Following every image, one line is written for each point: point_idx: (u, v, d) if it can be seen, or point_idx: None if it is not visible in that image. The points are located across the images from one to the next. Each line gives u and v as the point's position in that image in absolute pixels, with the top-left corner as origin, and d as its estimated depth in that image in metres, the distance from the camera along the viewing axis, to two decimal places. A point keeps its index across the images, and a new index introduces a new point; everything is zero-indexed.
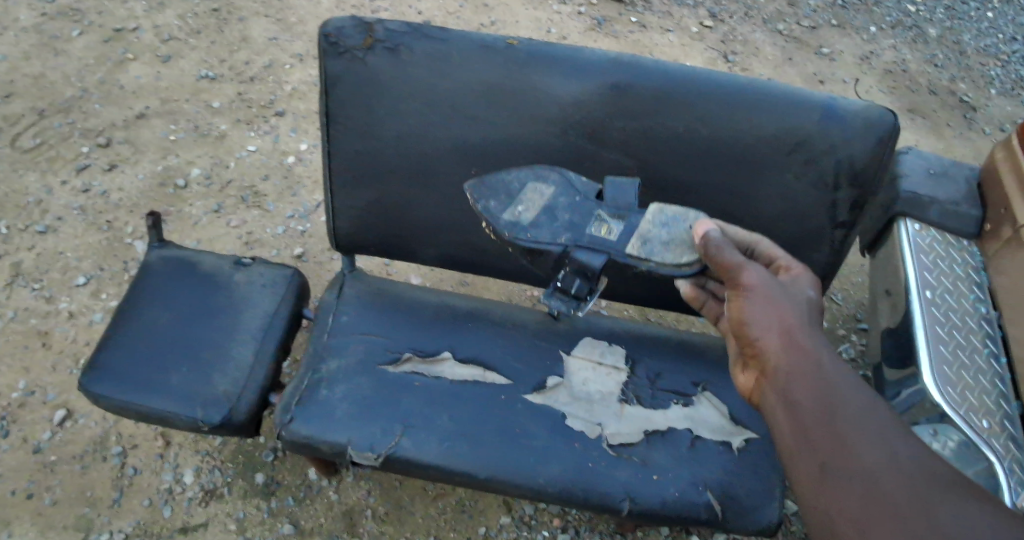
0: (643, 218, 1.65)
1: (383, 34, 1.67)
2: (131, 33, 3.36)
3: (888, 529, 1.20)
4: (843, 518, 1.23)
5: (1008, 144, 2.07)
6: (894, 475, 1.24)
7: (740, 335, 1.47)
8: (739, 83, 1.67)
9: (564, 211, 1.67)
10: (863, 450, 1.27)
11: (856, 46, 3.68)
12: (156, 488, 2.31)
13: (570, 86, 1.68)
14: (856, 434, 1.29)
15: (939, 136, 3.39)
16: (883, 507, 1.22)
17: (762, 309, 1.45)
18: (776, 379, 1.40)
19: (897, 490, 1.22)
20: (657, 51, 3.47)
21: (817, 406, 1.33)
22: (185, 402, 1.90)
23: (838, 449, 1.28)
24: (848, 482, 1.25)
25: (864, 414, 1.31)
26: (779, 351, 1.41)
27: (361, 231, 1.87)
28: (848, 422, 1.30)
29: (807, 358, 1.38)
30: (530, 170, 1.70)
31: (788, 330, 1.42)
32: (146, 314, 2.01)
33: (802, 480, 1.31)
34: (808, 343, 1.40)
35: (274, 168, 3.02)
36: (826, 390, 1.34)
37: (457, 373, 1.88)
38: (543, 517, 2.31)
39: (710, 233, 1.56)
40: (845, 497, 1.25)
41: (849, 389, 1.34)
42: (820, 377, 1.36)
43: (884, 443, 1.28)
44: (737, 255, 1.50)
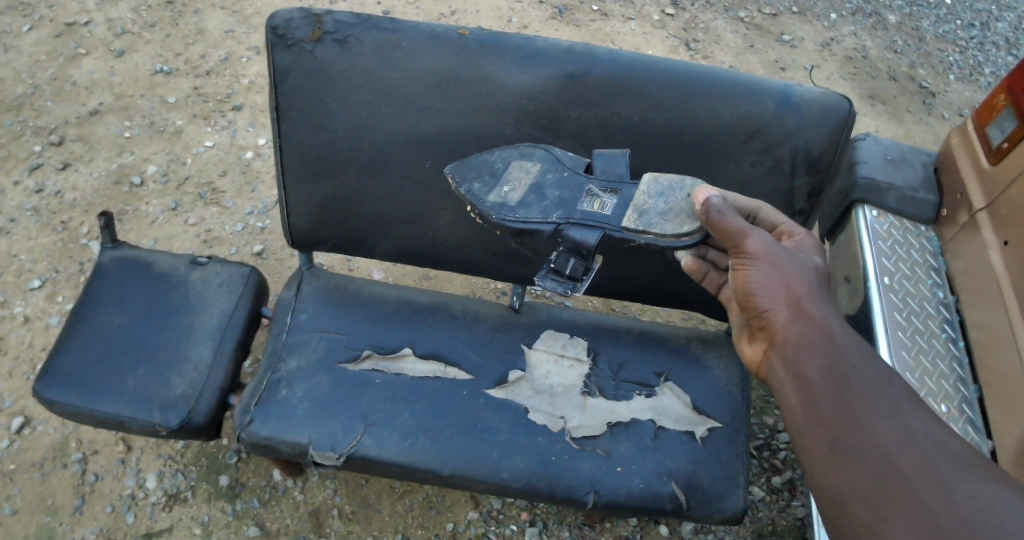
0: (637, 189, 1.64)
1: (332, 26, 1.64)
2: (82, 27, 3.28)
3: (900, 507, 1.17)
4: (854, 494, 1.21)
5: (964, 129, 2.09)
6: (908, 451, 1.21)
7: (747, 306, 1.44)
8: (694, 71, 1.67)
9: (553, 188, 1.66)
10: (876, 426, 1.25)
11: (817, 33, 3.69)
12: (118, 494, 2.26)
13: (524, 75, 1.66)
14: (867, 409, 1.26)
15: (899, 121, 3.42)
16: (895, 485, 1.19)
17: (769, 279, 1.42)
18: (785, 351, 1.37)
19: (911, 467, 1.20)
20: (619, 39, 3.46)
21: (826, 380, 1.31)
22: (142, 405, 1.86)
23: (850, 425, 1.26)
24: (858, 459, 1.23)
25: (876, 388, 1.28)
26: (787, 322, 1.38)
27: (316, 227, 1.84)
28: (860, 398, 1.28)
29: (815, 328, 1.36)
30: (513, 148, 1.68)
31: (795, 299, 1.39)
32: (100, 316, 1.96)
33: (811, 456, 1.28)
34: (817, 314, 1.38)
35: (232, 164, 2.96)
36: (836, 362, 1.32)
37: (418, 370, 1.85)
38: (512, 510, 2.29)
39: (710, 197, 1.53)
40: (855, 473, 1.22)
41: (860, 362, 1.32)
42: (830, 349, 1.33)
43: (896, 417, 1.25)
44: (741, 222, 1.47)
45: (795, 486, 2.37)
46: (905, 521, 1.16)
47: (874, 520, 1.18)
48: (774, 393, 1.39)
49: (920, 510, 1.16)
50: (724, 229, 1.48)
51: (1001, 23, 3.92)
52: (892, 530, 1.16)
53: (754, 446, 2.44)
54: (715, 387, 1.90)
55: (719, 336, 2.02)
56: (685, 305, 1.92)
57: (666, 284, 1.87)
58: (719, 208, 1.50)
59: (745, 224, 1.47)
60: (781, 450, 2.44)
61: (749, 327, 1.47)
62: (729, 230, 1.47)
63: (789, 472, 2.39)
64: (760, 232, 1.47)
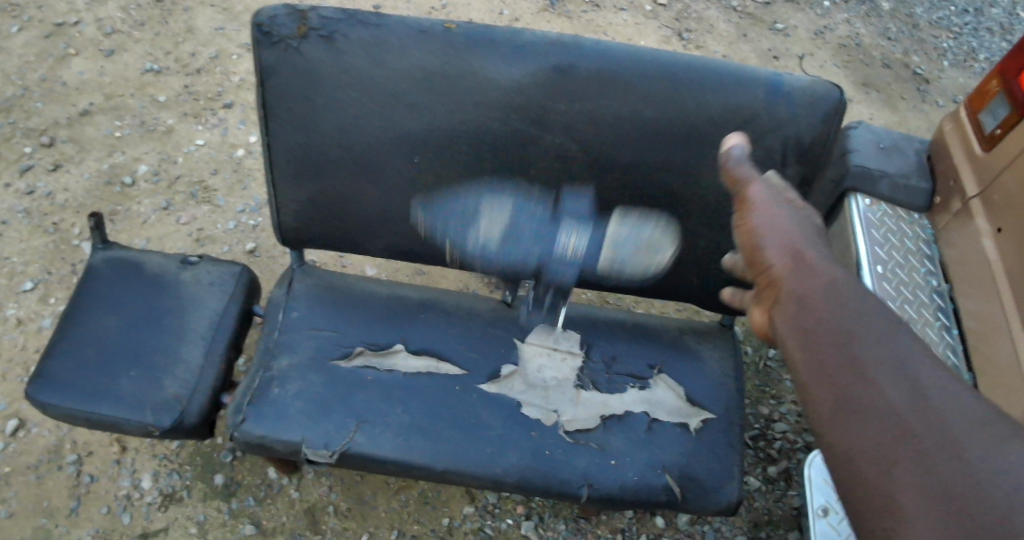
0: (606, 231, 1.74)
1: (318, 22, 1.61)
2: (72, 27, 3.26)
3: (914, 470, 1.00)
4: (862, 456, 1.04)
5: (956, 115, 2.07)
6: (923, 408, 1.03)
7: (748, 256, 1.30)
8: (684, 62, 1.64)
9: (529, 226, 1.73)
10: (884, 380, 1.07)
11: (810, 21, 3.68)
12: (114, 495, 2.25)
13: (511, 70, 1.64)
14: (875, 362, 1.09)
15: (893, 109, 3.41)
16: (908, 446, 1.01)
17: (768, 227, 1.29)
18: (785, 302, 1.21)
19: (924, 425, 1.02)
20: (611, 31, 3.45)
21: (830, 332, 1.14)
22: (134, 407, 1.85)
23: (855, 379, 1.09)
24: (865, 417, 1.06)
25: (885, 340, 1.11)
26: (788, 273, 1.23)
27: (306, 226, 1.86)
28: (866, 350, 1.10)
29: (818, 279, 1.20)
30: (479, 190, 1.76)
31: (796, 250, 1.25)
32: (91, 318, 1.95)
33: (814, 414, 1.11)
34: (819, 265, 1.23)
35: (224, 162, 2.95)
36: (840, 312, 1.15)
37: (410, 365, 1.85)
38: (507, 505, 2.29)
39: (733, 145, 1.41)
40: (862, 432, 1.05)
41: (868, 313, 1.14)
42: (835, 299, 1.17)
43: (909, 373, 1.07)
44: (750, 172, 1.37)
45: (791, 476, 2.37)
46: (918, 486, 0.98)
47: (885, 485, 1.01)
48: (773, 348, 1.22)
49: (934, 473, 0.98)
50: (730, 179, 1.39)
51: (995, 9, 3.91)
52: (905, 496, 0.99)
53: (749, 436, 2.43)
54: (708, 379, 1.90)
55: (712, 326, 2.01)
56: (677, 297, 1.92)
57: (657, 276, 1.86)
58: (740, 154, 1.39)
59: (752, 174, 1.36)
60: (777, 440, 2.43)
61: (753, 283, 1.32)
62: (736, 179, 1.38)
63: (785, 462, 2.39)
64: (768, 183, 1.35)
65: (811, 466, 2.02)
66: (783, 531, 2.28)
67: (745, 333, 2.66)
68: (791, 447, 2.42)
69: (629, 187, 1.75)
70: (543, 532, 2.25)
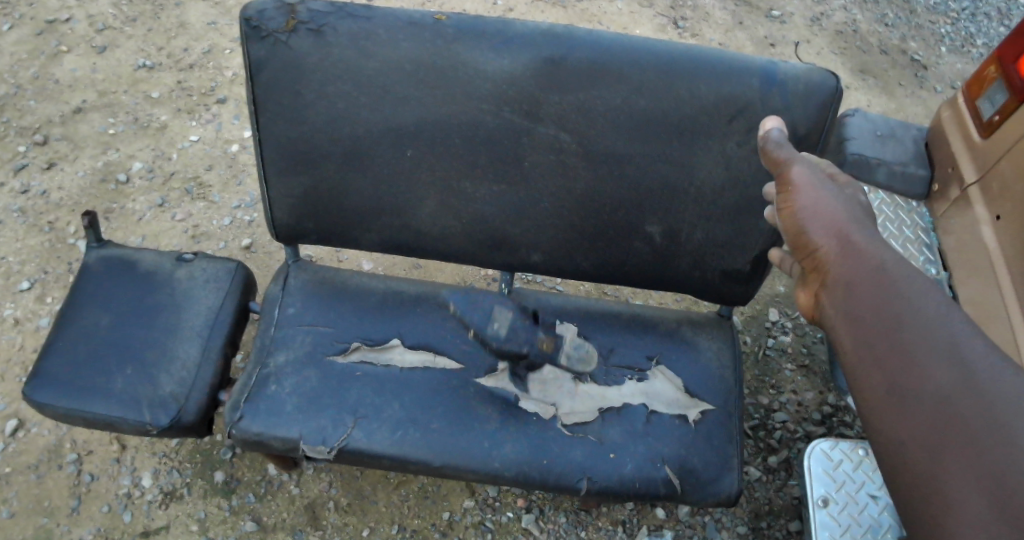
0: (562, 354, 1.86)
1: (306, 15, 1.61)
2: (63, 24, 3.24)
3: (961, 454, 1.08)
4: (913, 440, 1.13)
5: (953, 102, 2.06)
6: (972, 393, 1.10)
7: (792, 241, 1.33)
8: (676, 50, 1.63)
9: (491, 397, 1.81)
10: (933, 366, 1.13)
11: (807, 8, 3.66)
12: (114, 493, 2.25)
13: (501, 60, 1.63)
14: (924, 348, 1.15)
15: (890, 95, 3.39)
16: (956, 430, 1.09)
17: (812, 209, 1.30)
18: (832, 287, 1.26)
19: (972, 410, 1.09)
20: (606, 19, 3.42)
21: (878, 319, 1.19)
22: (132, 406, 1.84)
23: (904, 366, 1.15)
24: (915, 404, 1.13)
25: (933, 324, 1.15)
26: (834, 257, 1.26)
27: (299, 222, 1.85)
28: (915, 335, 1.16)
29: (865, 263, 1.24)
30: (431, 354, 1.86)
31: (842, 232, 1.27)
32: (87, 318, 1.94)
33: (868, 399, 1.19)
34: (866, 247, 1.25)
35: (218, 158, 2.94)
36: (888, 298, 1.20)
37: (406, 360, 1.84)
38: (507, 498, 2.29)
39: (772, 129, 1.43)
40: (913, 418, 1.13)
41: (916, 296, 1.18)
42: (882, 285, 1.21)
43: (958, 356, 1.12)
44: (791, 152, 1.38)
45: (791, 465, 2.37)
46: (967, 469, 1.07)
47: (935, 468, 1.10)
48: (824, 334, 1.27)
49: (982, 457, 1.06)
50: (772, 160, 1.39)
51: None
52: (954, 479, 1.08)
53: (749, 427, 2.43)
54: (705, 369, 1.90)
55: (710, 317, 2.01)
56: (674, 288, 1.91)
57: (654, 268, 1.85)
58: (778, 137, 1.40)
59: (792, 156, 1.37)
60: (777, 430, 2.43)
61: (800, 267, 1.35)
62: (778, 160, 1.38)
63: (785, 452, 2.38)
64: (809, 165, 1.36)
65: (811, 457, 2.00)
66: (784, 521, 2.28)
67: (744, 323, 2.65)
68: (792, 437, 2.42)
69: (623, 178, 1.73)
70: (543, 525, 2.25)
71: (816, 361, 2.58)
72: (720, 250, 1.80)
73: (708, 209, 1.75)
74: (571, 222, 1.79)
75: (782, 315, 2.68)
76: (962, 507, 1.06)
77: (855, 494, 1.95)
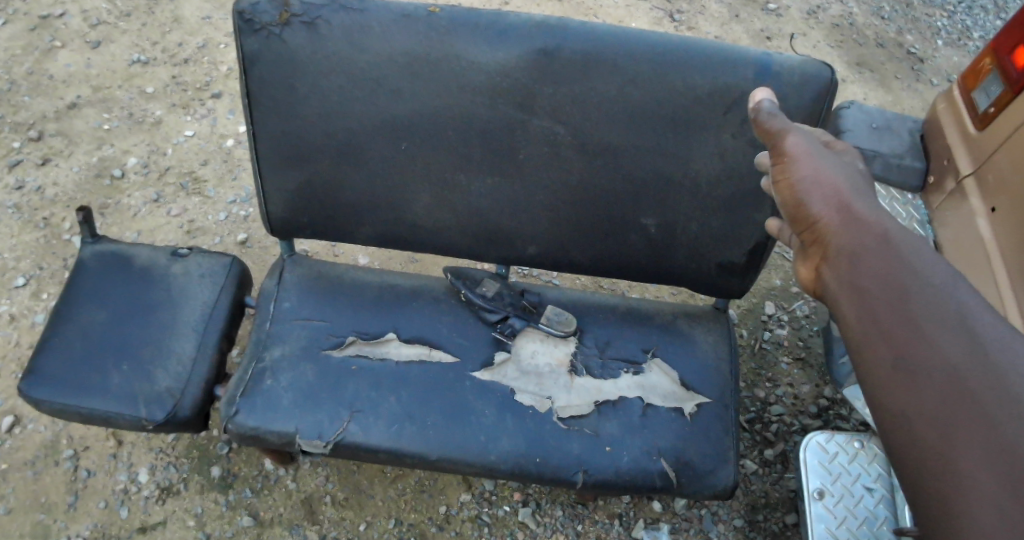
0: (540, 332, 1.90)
1: (300, 8, 1.60)
2: (57, 19, 3.23)
3: (972, 429, 1.06)
4: (921, 415, 1.11)
5: (949, 94, 2.06)
6: (981, 366, 1.09)
7: (791, 215, 1.33)
8: (670, 41, 1.63)
9: (488, 391, 1.80)
10: (942, 339, 1.12)
11: (803, 1, 3.65)
12: (111, 489, 2.25)
13: (495, 53, 1.62)
14: (932, 320, 1.14)
15: (887, 88, 3.38)
16: (966, 405, 1.08)
17: (812, 180, 1.31)
18: (835, 259, 1.26)
19: (982, 383, 1.08)
20: (602, 13, 3.42)
21: (884, 289, 1.19)
22: (128, 400, 1.83)
23: (913, 338, 1.14)
24: (924, 378, 1.12)
25: (941, 297, 1.15)
26: (836, 228, 1.27)
27: (294, 215, 1.85)
28: (924, 307, 1.15)
29: (868, 233, 1.24)
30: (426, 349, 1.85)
31: (842, 202, 1.28)
32: (82, 313, 1.94)
33: (874, 374, 1.17)
34: (867, 217, 1.26)
35: (213, 153, 2.93)
36: (894, 268, 1.20)
37: (402, 354, 1.84)
38: (504, 491, 2.29)
39: (764, 100, 1.43)
40: (921, 391, 1.12)
41: (922, 266, 1.18)
42: (887, 255, 1.21)
43: (966, 329, 1.12)
44: (784, 122, 1.38)
45: (788, 458, 2.37)
46: (977, 445, 1.05)
47: (945, 444, 1.08)
48: (828, 308, 1.26)
49: (991, 432, 1.05)
50: (764, 131, 1.38)
51: None
52: (965, 455, 1.06)
53: (745, 420, 2.43)
54: (701, 362, 1.90)
55: (706, 310, 2.01)
56: (671, 281, 1.91)
57: (650, 261, 1.85)
58: (770, 107, 1.40)
59: (785, 125, 1.37)
60: (773, 423, 2.43)
61: (799, 242, 1.35)
62: (770, 132, 1.37)
63: (781, 444, 2.39)
64: (805, 136, 1.37)
65: (806, 450, 2.01)
66: (780, 513, 2.28)
67: (740, 316, 2.65)
68: (788, 429, 2.42)
69: (619, 170, 1.73)
70: (540, 518, 2.25)
71: (812, 354, 2.59)
72: (716, 242, 1.80)
73: (704, 201, 1.75)
74: (567, 215, 1.79)
75: (778, 308, 2.68)
76: (973, 483, 1.04)
77: (851, 486, 1.95)
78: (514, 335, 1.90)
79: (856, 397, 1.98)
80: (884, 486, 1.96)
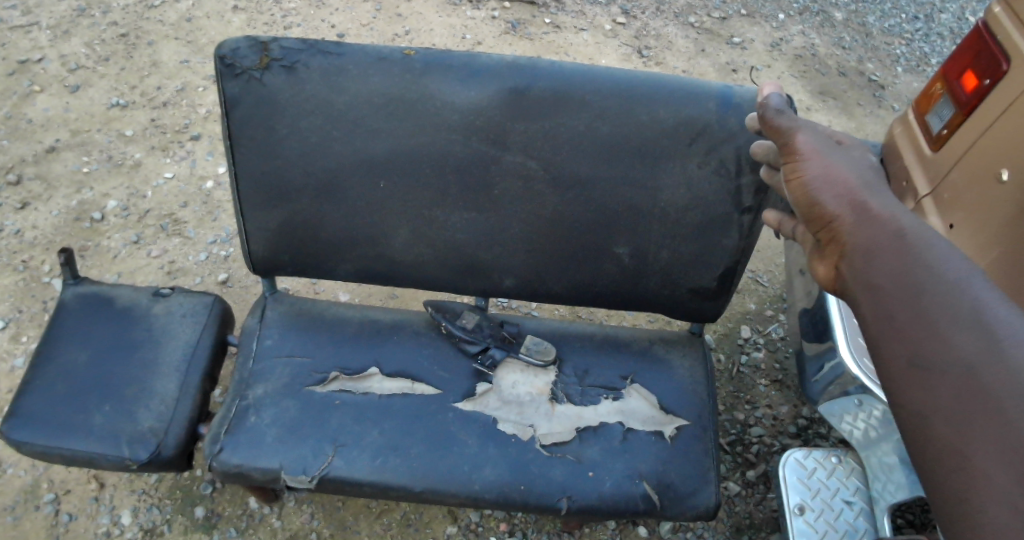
0: (521, 355, 1.95)
1: (280, 53, 1.65)
2: (36, 64, 3.26)
3: (987, 428, 1.07)
4: (937, 412, 1.12)
5: (905, 118, 2.11)
6: (995, 362, 1.09)
7: (807, 214, 1.36)
8: (635, 77, 1.69)
9: (472, 426, 1.82)
10: (957, 335, 1.13)
11: (766, 34, 3.77)
12: (94, 533, 2.23)
13: (470, 92, 1.68)
14: (947, 316, 1.15)
15: (850, 115, 3.50)
16: (980, 403, 1.08)
17: (823, 179, 1.34)
18: (851, 257, 1.27)
19: (996, 380, 1.08)
20: (572, 50, 3.52)
21: (898, 287, 1.20)
22: (112, 442, 1.83)
23: (928, 336, 1.15)
24: (938, 374, 1.13)
25: (955, 292, 1.16)
26: (851, 226, 1.29)
27: (274, 254, 1.88)
28: (938, 305, 1.16)
29: (883, 230, 1.26)
30: (408, 383, 1.88)
31: (855, 200, 1.31)
32: (64, 355, 1.94)
33: (888, 373, 1.19)
34: (881, 213, 1.29)
35: (193, 195, 2.96)
36: (907, 264, 1.21)
37: (385, 388, 1.87)
38: (489, 523, 2.30)
39: (771, 96, 1.48)
40: (936, 388, 1.12)
41: (936, 263, 1.20)
42: (901, 252, 1.23)
43: (981, 325, 1.12)
44: (790, 118, 1.42)
45: (769, 478, 2.41)
46: (991, 442, 1.06)
47: (960, 443, 1.08)
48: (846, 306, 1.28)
49: (1006, 429, 1.05)
50: (773, 129, 1.42)
51: (945, 14, 4.02)
52: (980, 453, 1.06)
53: (725, 442, 2.47)
54: (680, 386, 1.94)
55: (681, 335, 2.06)
56: (645, 308, 1.96)
57: (623, 288, 1.90)
58: (776, 103, 1.44)
59: (794, 122, 1.41)
60: (753, 444, 2.47)
61: (815, 242, 1.37)
62: (778, 128, 1.42)
63: (762, 465, 2.42)
64: (814, 133, 1.40)
65: (784, 467, 2.06)
66: (764, 533, 2.31)
67: (717, 340, 2.71)
68: (768, 450, 2.46)
69: (591, 201, 1.78)
70: None
71: (789, 375, 2.64)
72: (688, 267, 1.85)
73: (674, 229, 1.80)
74: (543, 246, 1.84)
75: (754, 331, 2.74)
76: (987, 481, 1.05)
77: (830, 500, 1.99)
78: (495, 367, 1.93)
79: (831, 414, 1.96)
80: (863, 500, 1.98)
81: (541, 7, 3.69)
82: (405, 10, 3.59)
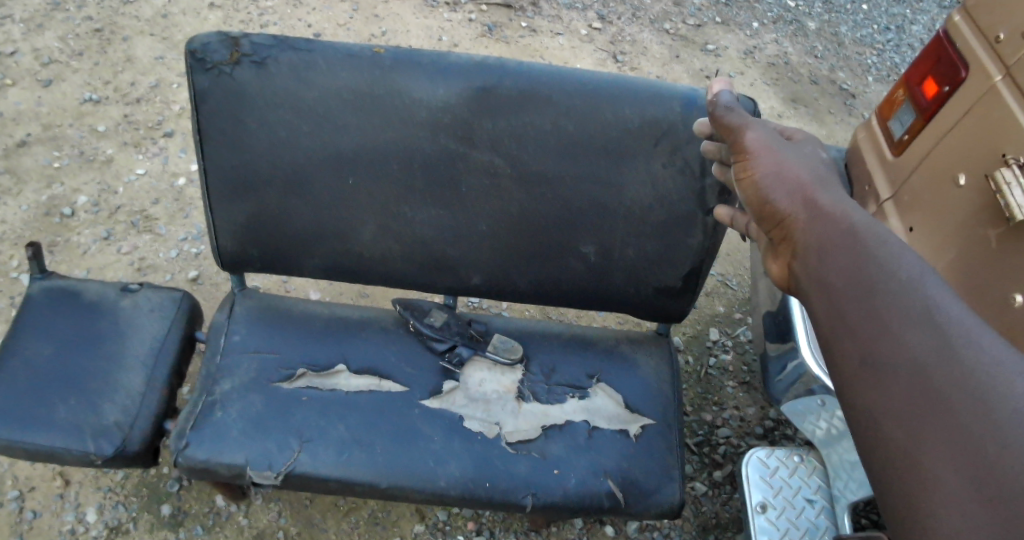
0: (488, 351, 1.97)
1: (250, 47, 1.65)
2: (7, 57, 3.23)
3: (938, 430, 1.07)
4: (888, 413, 1.12)
5: (868, 123, 2.15)
6: (945, 361, 1.10)
7: (761, 212, 1.39)
8: (604, 80, 1.71)
9: (438, 423, 1.83)
10: (908, 334, 1.14)
11: (740, 41, 3.82)
12: (58, 530, 2.21)
13: (437, 90, 1.69)
14: (898, 316, 1.16)
15: (821, 122, 3.55)
16: (931, 402, 1.09)
17: (774, 177, 1.39)
18: (804, 254, 1.31)
19: (948, 378, 1.09)
20: (548, 54, 3.55)
21: (849, 284, 1.23)
22: (75, 436, 1.82)
23: (879, 336, 1.16)
24: (890, 373, 1.14)
25: (907, 291, 1.18)
26: (803, 223, 1.33)
27: (243, 249, 1.88)
28: (890, 304, 1.17)
29: (833, 227, 1.29)
30: (376, 380, 1.89)
31: (806, 197, 1.35)
32: (27, 349, 1.92)
33: (843, 373, 1.20)
34: (832, 210, 1.32)
35: (165, 191, 2.95)
36: (857, 261, 1.24)
37: (352, 384, 1.87)
38: (457, 521, 2.31)
39: (721, 93, 1.52)
40: (887, 389, 1.13)
41: (887, 259, 1.22)
42: (853, 248, 1.25)
43: (931, 323, 1.14)
44: (741, 117, 1.46)
45: (736, 478, 2.44)
46: (941, 444, 1.06)
47: (912, 444, 1.09)
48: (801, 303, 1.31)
49: (958, 429, 1.06)
50: (723, 128, 1.47)
51: (915, 26, 4.10)
52: (929, 454, 1.07)
53: (693, 443, 2.50)
54: (644, 385, 1.97)
55: (648, 335, 2.09)
56: (611, 307, 1.98)
57: (589, 287, 1.92)
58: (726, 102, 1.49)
59: (744, 120, 1.45)
60: (720, 445, 2.50)
61: (770, 241, 1.40)
62: (728, 127, 1.46)
63: (730, 466, 2.46)
64: (762, 130, 1.45)
65: (748, 465, 2.09)
66: (730, 533, 2.34)
67: (686, 342, 2.74)
68: (735, 451, 2.49)
69: (558, 202, 1.80)
70: None
71: (756, 377, 2.67)
72: (653, 267, 1.88)
73: (639, 230, 1.83)
74: (511, 245, 1.86)
75: (722, 334, 2.78)
76: (938, 483, 1.05)
77: (792, 498, 2.02)
78: (462, 364, 1.95)
79: (795, 413, 1.98)
80: (824, 498, 2.03)
81: (518, 11, 3.71)
82: (382, 11, 3.60)
